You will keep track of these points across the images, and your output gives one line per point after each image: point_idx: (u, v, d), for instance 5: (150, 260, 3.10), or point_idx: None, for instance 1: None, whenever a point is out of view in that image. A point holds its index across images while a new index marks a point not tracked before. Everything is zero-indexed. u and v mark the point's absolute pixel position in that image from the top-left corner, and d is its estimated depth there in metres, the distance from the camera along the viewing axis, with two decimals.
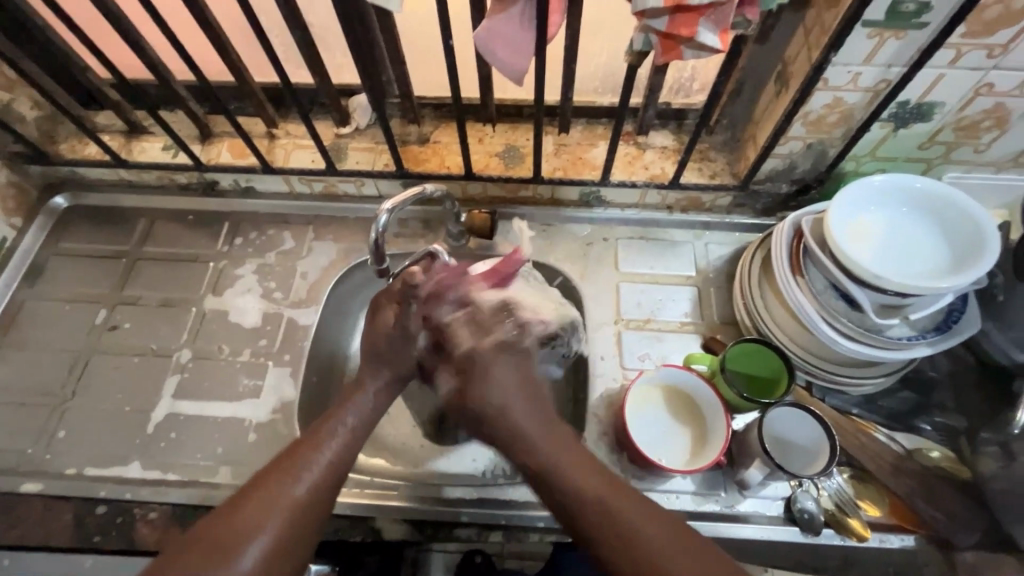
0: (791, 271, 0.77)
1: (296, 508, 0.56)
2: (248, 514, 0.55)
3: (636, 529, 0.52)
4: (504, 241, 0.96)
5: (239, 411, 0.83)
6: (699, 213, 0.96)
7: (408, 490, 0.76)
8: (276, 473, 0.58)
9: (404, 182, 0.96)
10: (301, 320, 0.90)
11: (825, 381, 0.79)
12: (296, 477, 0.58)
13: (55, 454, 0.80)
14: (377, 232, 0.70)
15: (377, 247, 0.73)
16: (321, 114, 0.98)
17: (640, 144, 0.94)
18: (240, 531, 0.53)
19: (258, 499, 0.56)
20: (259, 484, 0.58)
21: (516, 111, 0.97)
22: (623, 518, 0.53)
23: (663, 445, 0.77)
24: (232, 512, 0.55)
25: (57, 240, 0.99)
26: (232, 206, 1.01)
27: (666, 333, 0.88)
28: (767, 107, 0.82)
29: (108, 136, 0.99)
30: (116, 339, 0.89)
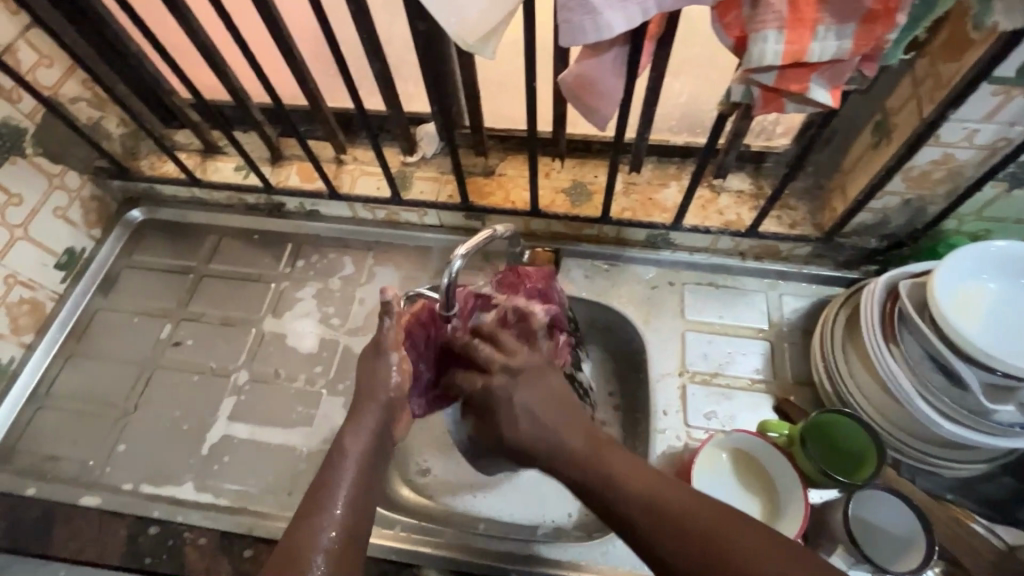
0: (882, 337, 0.71)
1: (357, 493, 0.55)
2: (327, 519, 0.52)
3: (650, 502, 0.50)
4: (564, 280, 0.93)
5: (291, 439, 0.82)
6: (774, 262, 0.91)
7: (455, 539, 0.74)
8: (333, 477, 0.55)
9: (467, 215, 0.95)
10: (357, 349, 0.89)
11: (916, 461, 0.72)
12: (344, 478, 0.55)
13: (114, 467, 0.82)
14: (450, 279, 0.60)
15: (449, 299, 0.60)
16: (389, 141, 0.99)
17: (715, 187, 0.90)
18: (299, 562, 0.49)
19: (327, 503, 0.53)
20: (317, 485, 0.55)
21: (585, 146, 0.94)
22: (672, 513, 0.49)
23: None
24: (314, 517, 0.52)
25: (132, 252, 1.02)
26: (297, 228, 1.01)
27: (734, 391, 0.83)
28: (861, 158, 0.77)
29: (185, 154, 1.02)
30: (179, 355, 0.91)
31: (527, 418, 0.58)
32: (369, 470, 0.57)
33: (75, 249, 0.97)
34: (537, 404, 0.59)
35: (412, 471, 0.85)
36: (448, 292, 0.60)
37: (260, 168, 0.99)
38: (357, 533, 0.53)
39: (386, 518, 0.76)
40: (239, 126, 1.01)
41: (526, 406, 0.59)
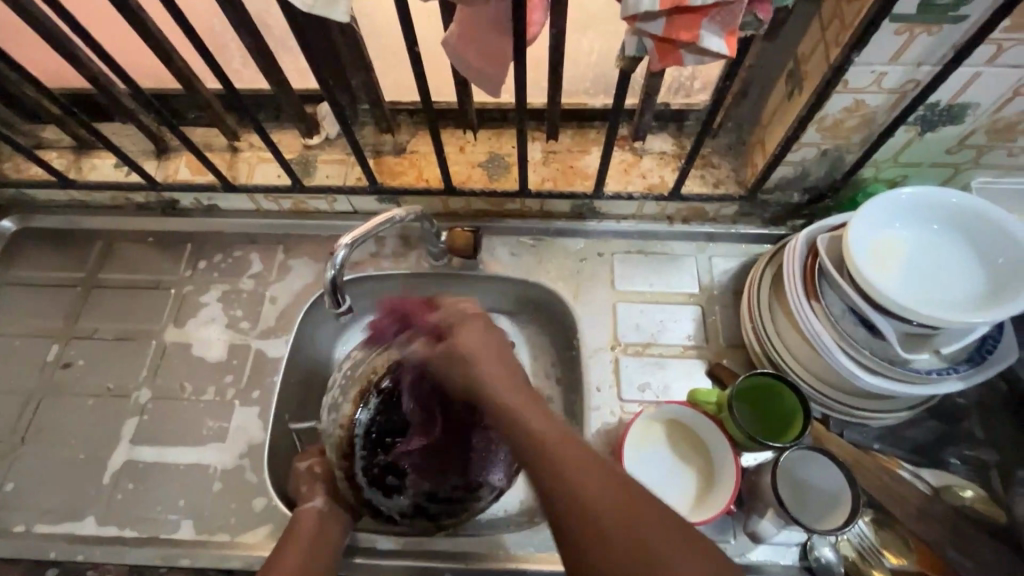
0: (805, 295, 0.69)
1: (315, 533, 0.65)
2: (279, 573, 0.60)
3: (578, 494, 0.47)
4: (489, 259, 0.88)
5: (202, 457, 0.76)
6: (702, 223, 0.89)
7: (386, 544, 0.70)
8: (291, 547, 0.63)
9: (379, 197, 0.88)
10: (270, 352, 0.83)
11: (843, 415, 0.72)
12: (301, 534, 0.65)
13: (3, 509, 0.74)
14: (334, 269, 0.67)
15: (335, 286, 0.69)
16: (287, 123, 0.90)
17: (636, 150, 0.86)
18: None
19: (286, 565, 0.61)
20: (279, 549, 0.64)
21: (500, 116, 0.88)
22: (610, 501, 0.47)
23: (664, 487, 0.71)
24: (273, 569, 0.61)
25: (7, 268, 0.91)
26: (195, 225, 0.92)
27: (668, 359, 0.81)
28: (777, 109, 0.74)
29: (54, 153, 0.91)
30: (70, 378, 0.82)
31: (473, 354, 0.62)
32: (325, 546, 0.65)
33: None
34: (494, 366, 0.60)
35: None
36: (334, 283, 0.69)
37: (143, 163, 0.89)
38: (320, 549, 0.64)
39: None
40: (114, 117, 0.91)
41: (489, 373, 0.59)
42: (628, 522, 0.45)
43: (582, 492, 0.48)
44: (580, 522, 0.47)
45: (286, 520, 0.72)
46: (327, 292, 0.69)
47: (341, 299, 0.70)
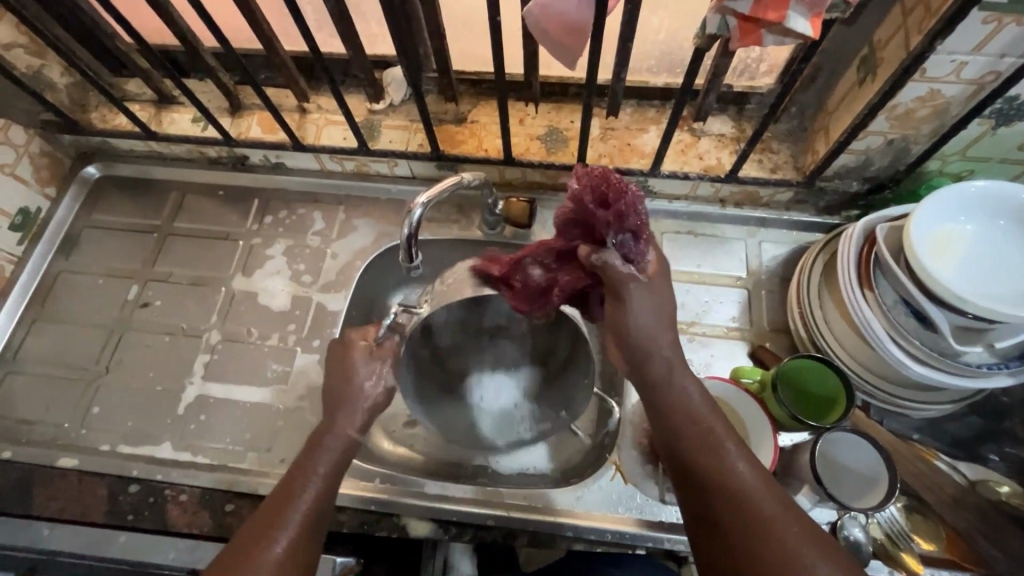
0: (858, 284, 0.71)
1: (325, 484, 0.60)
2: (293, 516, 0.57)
3: (724, 477, 0.54)
4: (541, 230, 0.91)
5: (266, 397, 0.82)
6: (754, 208, 0.89)
7: (434, 489, 0.75)
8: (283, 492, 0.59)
9: (439, 164, 0.91)
10: (330, 306, 0.88)
11: (885, 403, 0.73)
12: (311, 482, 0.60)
13: (90, 430, 0.81)
14: (411, 226, 0.70)
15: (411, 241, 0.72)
16: (354, 88, 0.94)
17: (695, 130, 0.87)
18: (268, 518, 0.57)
19: (294, 507, 0.58)
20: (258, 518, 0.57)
21: (561, 91, 0.90)
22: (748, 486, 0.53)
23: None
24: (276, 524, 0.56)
25: (93, 211, 0.98)
26: (263, 182, 0.98)
27: (711, 339, 0.83)
28: (845, 97, 0.74)
29: (137, 106, 0.96)
30: (148, 316, 0.89)
31: (651, 332, 0.60)
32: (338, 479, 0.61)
33: (30, 210, 0.93)
34: (654, 319, 0.60)
35: (395, 424, 0.86)
36: (409, 240, 0.72)
37: (219, 119, 0.94)
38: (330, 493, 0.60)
39: (365, 471, 0.77)
40: (193, 73, 0.96)
41: (645, 322, 0.60)
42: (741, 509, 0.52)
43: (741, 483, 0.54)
44: (708, 480, 0.55)
45: None
46: (403, 247, 0.72)
47: (415, 256, 0.73)
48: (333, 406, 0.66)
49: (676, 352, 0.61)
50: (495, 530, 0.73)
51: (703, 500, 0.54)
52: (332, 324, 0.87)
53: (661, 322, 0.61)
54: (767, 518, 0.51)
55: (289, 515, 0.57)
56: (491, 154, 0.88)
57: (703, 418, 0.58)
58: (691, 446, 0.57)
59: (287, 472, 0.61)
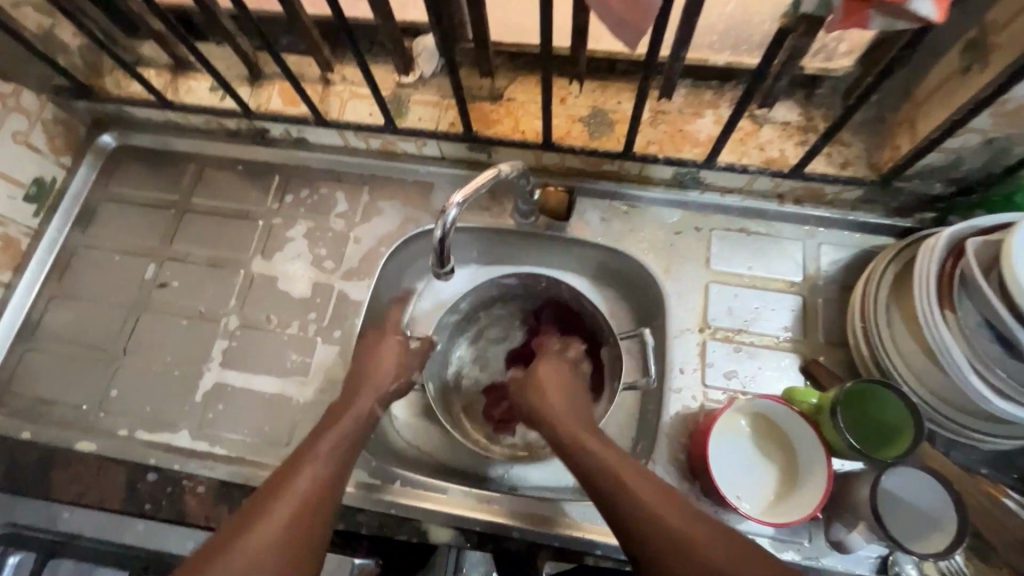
0: (937, 303, 0.63)
1: (328, 477, 0.62)
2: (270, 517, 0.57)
3: (641, 503, 0.56)
4: (578, 222, 0.84)
5: (285, 389, 0.79)
6: (816, 206, 0.81)
7: (458, 495, 0.71)
8: (280, 496, 0.59)
9: (471, 146, 0.84)
10: (353, 294, 0.83)
11: (954, 434, 0.67)
12: (308, 474, 0.62)
13: (108, 413, 0.79)
14: (444, 230, 0.64)
15: (441, 248, 0.67)
16: (382, 58, 0.87)
17: (756, 118, 0.78)
18: (260, 515, 0.57)
19: (284, 497, 0.59)
20: (252, 520, 0.57)
21: (609, 66, 0.82)
22: (664, 512, 0.55)
23: (724, 456, 0.69)
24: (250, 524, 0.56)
25: (109, 183, 0.94)
26: (284, 157, 0.92)
27: (759, 349, 0.77)
28: (940, 88, 0.65)
29: (154, 71, 0.91)
30: (165, 297, 0.86)
31: (556, 420, 0.69)
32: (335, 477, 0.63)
33: (45, 180, 0.89)
34: (553, 388, 0.74)
35: (417, 421, 0.83)
36: (441, 243, 0.67)
37: (238, 89, 0.88)
38: (335, 484, 0.63)
39: (385, 472, 0.72)
40: (211, 37, 0.89)
41: (548, 401, 0.72)
42: (676, 544, 0.52)
43: (652, 506, 0.56)
44: (615, 499, 0.58)
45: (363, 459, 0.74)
46: (434, 254, 0.67)
47: (446, 263, 0.68)
48: (358, 380, 0.73)
49: (581, 429, 0.67)
50: (519, 542, 0.70)
51: (619, 508, 0.57)
52: (354, 314, 0.82)
53: (558, 412, 0.70)
54: (692, 541, 0.52)
55: (285, 509, 0.58)
56: (529, 136, 0.81)
57: (599, 449, 0.63)
58: (610, 484, 0.59)
59: (267, 480, 0.61)
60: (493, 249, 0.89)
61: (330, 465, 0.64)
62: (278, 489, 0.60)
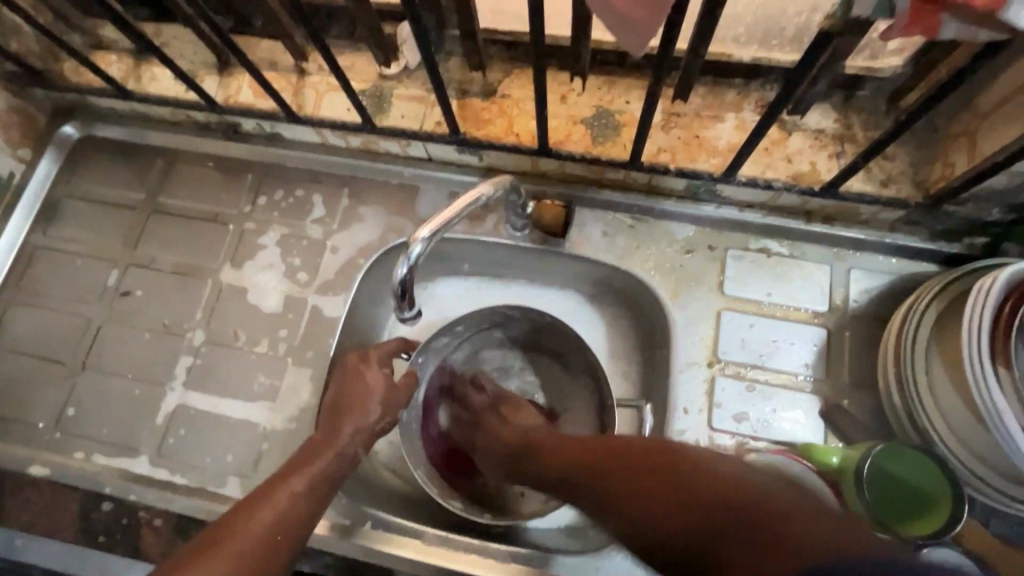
0: (989, 357, 0.54)
1: (291, 517, 0.53)
2: (212, 570, 0.47)
3: (602, 472, 0.51)
4: (577, 237, 0.75)
5: (252, 414, 0.72)
6: (849, 226, 0.71)
7: (434, 540, 0.66)
8: (233, 536, 0.50)
9: (459, 148, 0.75)
10: (327, 310, 0.76)
11: (995, 502, 0.58)
12: (266, 515, 0.52)
13: (64, 433, 0.74)
14: (407, 269, 0.58)
15: (405, 289, 0.61)
16: (362, 46, 0.77)
17: (785, 124, 0.68)
18: (202, 558, 0.48)
19: (233, 540, 0.50)
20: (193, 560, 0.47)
21: (617, 60, 0.72)
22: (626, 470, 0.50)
23: None
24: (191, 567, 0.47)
25: (71, 178, 0.87)
26: (257, 154, 0.84)
27: (774, 388, 0.68)
28: (1010, 99, 0.54)
29: (115, 57, 0.83)
30: (128, 306, 0.79)
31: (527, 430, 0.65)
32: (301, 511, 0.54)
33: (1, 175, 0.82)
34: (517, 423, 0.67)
35: (394, 450, 0.76)
36: (404, 282, 0.60)
37: (205, 79, 0.80)
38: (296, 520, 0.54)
39: (357, 512, 0.67)
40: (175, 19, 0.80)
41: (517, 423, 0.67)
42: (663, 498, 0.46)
43: (609, 467, 0.51)
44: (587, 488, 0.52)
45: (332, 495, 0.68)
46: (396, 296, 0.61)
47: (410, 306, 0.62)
48: (338, 413, 0.63)
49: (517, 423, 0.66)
50: None
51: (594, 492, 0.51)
52: (328, 333, 0.75)
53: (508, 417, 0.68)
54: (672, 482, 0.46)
55: (234, 552, 0.49)
56: (524, 139, 0.72)
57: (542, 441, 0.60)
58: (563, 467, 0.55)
59: (215, 520, 0.51)
60: (484, 262, 0.81)
61: (302, 504, 0.55)
62: (232, 528, 0.50)
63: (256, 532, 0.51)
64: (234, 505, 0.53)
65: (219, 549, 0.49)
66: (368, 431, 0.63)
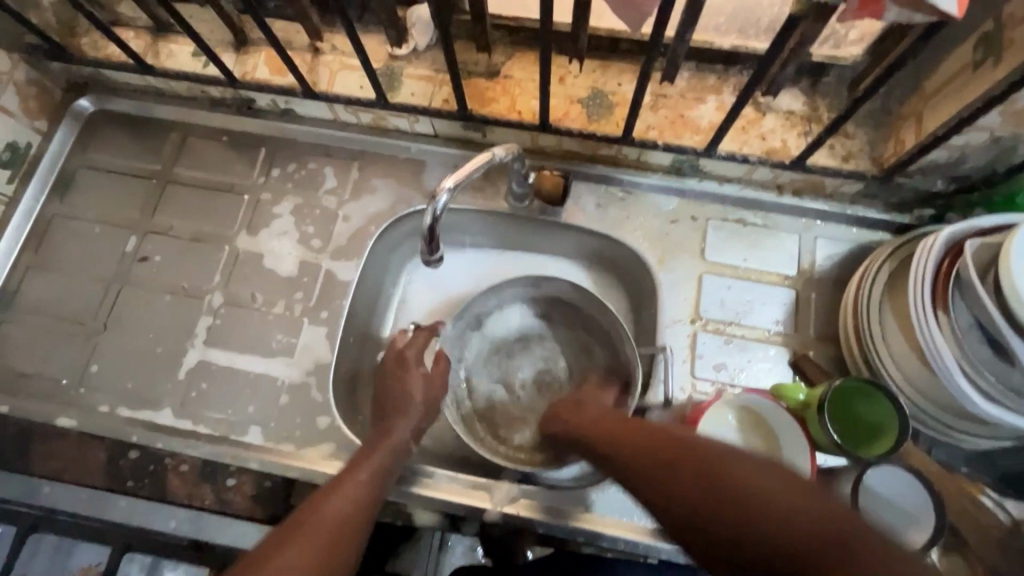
0: (930, 304, 0.62)
1: (369, 497, 0.59)
2: (310, 541, 0.51)
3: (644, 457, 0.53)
4: (573, 207, 0.82)
5: (270, 370, 0.78)
6: (815, 199, 0.79)
7: (443, 479, 0.71)
8: (321, 515, 0.54)
9: (465, 124, 0.81)
10: (340, 274, 0.81)
11: (937, 433, 0.68)
12: (348, 493, 0.57)
13: (89, 388, 0.78)
14: (433, 216, 0.64)
15: (431, 236, 0.67)
16: (374, 28, 0.83)
17: (760, 106, 0.76)
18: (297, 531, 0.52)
19: (322, 516, 0.54)
20: (288, 534, 0.51)
21: (610, 45, 0.79)
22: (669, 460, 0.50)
23: None
24: (289, 544, 0.50)
25: (86, 149, 0.90)
26: (270, 129, 0.89)
27: (748, 342, 0.76)
28: (951, 81, 0.63)
29: (133, 33, 0.86)
30: (147, 271, 0.83)
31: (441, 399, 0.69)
32: (376, 493, 0.60)
33: (18, 145, 0.85)
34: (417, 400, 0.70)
35: None
36: (430, 229, 0.67)
37: (221, 56, 0.84)
38: (373, 501, 0.59)
39: None
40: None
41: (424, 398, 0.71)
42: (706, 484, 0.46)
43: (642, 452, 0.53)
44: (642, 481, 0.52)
45: (347, 442, 0.74)
46: (424, 241, 0.67)
47: (434, 250, 0.68)
48: (388, 415, 0.68)
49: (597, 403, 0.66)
50: (501, 527, 0.71)
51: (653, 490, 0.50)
52: (341, 295, 0.81)
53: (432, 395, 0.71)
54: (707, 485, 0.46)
55: (324, 523, 0.53)
56: (525, 116, 0.79)
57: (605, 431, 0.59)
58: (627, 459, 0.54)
59: (297, 506, 0.56)
60: (485, 232, 0.87)
61: (376, 485, 0.60)
62: (319, 506, 0.55)
63: (334, 512, 0.55)
64: (313, 492, 0.58)
65: (310, 522, 0.53)
66: (417, 429, 0.68)
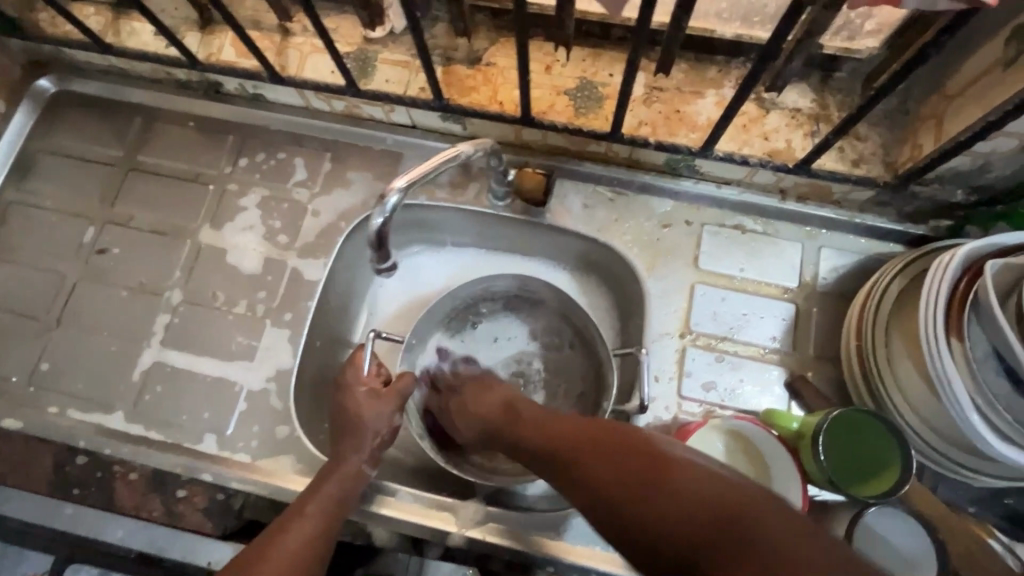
0: (943, 329, 0.56)
1: (320, 531, 0.57)
2: None
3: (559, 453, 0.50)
4: (558, 207, 0.76)
5: (228, 373, 0.73)
6: (821, 206, 0.73)
7: (405, 498, 0.67)
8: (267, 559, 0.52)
9: (443, 115, 0.75)
10: (306, 273, 0.76)
11: (943, 468, 0.62)
12: (298, 533, 0.56)
13: (38, 387, 0.73)
14: (383, 217, 0.59)
15: (381, 244, 0.63)
16: (347, 8, 0.77)
17: (764, 102, 0.70)
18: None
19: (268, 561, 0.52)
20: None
21: (602, 32, 0.72)
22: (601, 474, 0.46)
23: None
24: None
25: (45, 133, 0.85)
26: (238, 115, 0.83)
27: (741, 360, 0.71)
28: (977, 80, 0.56)
29: (93, 9, 0.81)
30: (105, 264, 0.79)
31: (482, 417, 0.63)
32: (332, 527, 0.58)
33: None
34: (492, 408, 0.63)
35: None
36: (379, 233, 0.62)
37: (185, 36, 0.79)
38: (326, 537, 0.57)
39: None
40: None
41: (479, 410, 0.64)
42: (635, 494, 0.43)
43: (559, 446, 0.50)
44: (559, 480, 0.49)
45: (306, 454, 0.69)
46: (372, 249, 0.63)
47: (384, 257, 0.65)
48: (340, 437, 0.65)
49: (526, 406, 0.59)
50: (467, 553, 0.66)
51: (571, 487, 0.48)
52: (307, 296, 0.76)
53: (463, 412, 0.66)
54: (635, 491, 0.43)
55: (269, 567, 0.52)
56: (506, 107, 0.72)
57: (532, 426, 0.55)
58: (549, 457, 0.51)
59: (243, 548, 0.54)
60: (466, 231, 0.82)
61: (329, 517, 0.58)
62: (267, 548, 0.53)
63: (285, 553, 0.53)
64: (265, 531, 0.56)
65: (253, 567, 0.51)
66: (373, 452, 0.64)
